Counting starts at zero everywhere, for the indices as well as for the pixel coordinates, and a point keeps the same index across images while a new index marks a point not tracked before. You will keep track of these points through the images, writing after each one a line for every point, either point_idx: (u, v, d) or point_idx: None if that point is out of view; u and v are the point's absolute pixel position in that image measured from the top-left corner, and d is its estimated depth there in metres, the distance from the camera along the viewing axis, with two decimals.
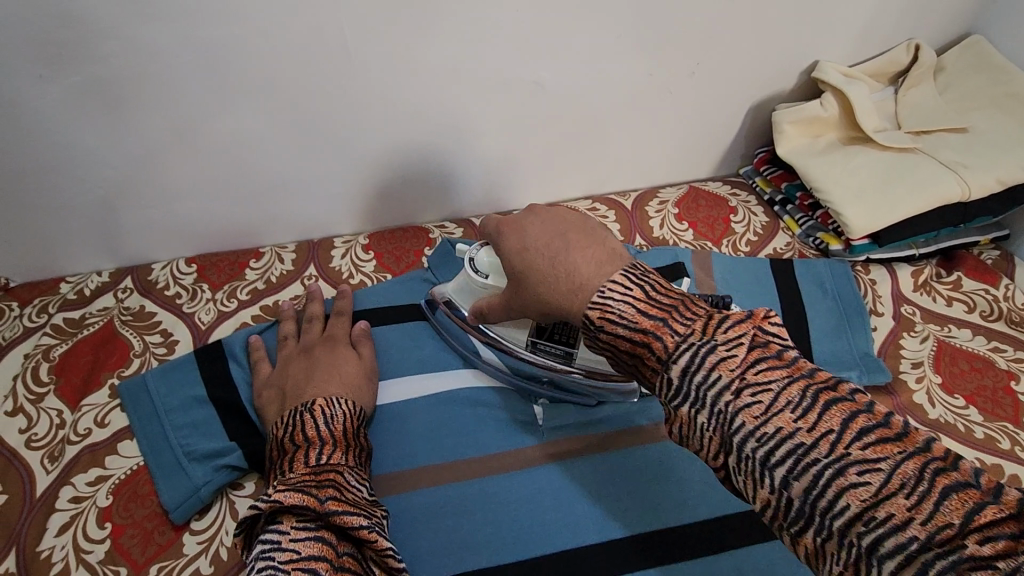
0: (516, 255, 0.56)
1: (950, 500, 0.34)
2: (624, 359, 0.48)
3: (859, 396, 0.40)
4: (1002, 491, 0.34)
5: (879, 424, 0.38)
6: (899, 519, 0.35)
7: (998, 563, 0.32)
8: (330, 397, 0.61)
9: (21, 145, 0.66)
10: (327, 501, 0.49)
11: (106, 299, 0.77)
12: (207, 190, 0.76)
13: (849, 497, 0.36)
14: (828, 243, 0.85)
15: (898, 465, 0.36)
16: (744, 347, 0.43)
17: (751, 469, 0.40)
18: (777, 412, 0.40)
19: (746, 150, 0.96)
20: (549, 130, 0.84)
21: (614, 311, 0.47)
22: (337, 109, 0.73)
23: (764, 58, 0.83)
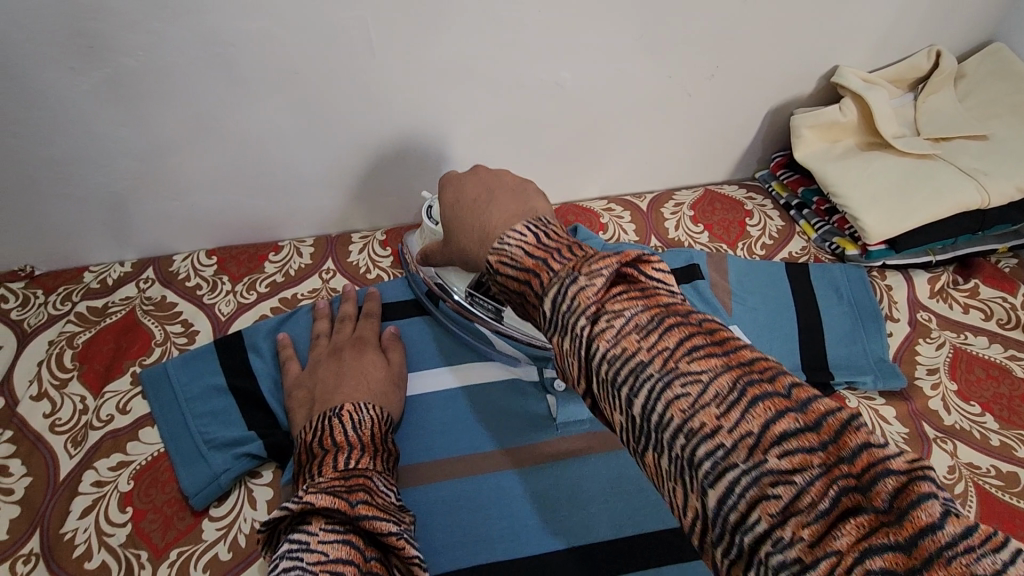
0: (450, 208, 0.58)
1: (756, 409, 0.29)
2: (517, 303, 0.44)
3: (706, 322, 0.35)
4: (810, 401, 0.29)
5: (712, 342, 0.33)
6: (710, 428, 0.30)
7: (796, 478, 0.27)
8: (357, 402, 0.61)
9: (50, 135, 0.67)
10: (357, 505, 0.47)
11: (128, 288, 0.78)
12: (229, 183, 0.77)
13: (673, 410, 0.31)
14: (844, 248, 0.85)
15: (715, 377, 0.31)
16: (604, 278, 0.36)
17: (606, 390, 0.34)
18: (625, 334, 0.34)
19: (762, 154, 0.96)
20: (567, 130, 0.84)
21: (508, 255, 0.43)
22: (359, 106, 0.74)
23: (784, 62, 0.83)
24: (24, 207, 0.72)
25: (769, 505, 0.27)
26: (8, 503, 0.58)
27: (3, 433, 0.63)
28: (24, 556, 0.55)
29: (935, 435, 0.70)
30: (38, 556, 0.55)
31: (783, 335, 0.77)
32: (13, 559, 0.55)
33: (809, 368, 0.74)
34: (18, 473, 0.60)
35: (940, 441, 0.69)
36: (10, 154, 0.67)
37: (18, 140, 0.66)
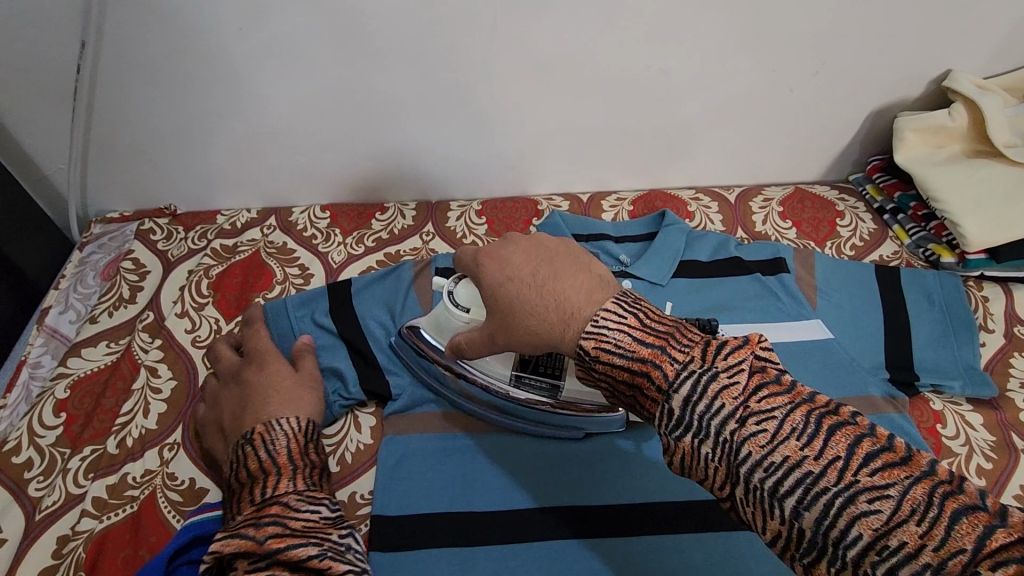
0: (498, 284, 0.53)
1: (961, 526, 0.33)
2: (627, 394, 0.46)
3: (859, 418, 0.39)
4: (1010, 513, 0.33)
5: (883, 448, 0.37)
6: (912, 547, 0.33)
7: (890, 492, 0.35)
8: (269, 421, 0.56)
9: (212, 87, 0.75)
10: (267, 540, 0.44)
11: (254, 232, 0.86)
12: (350, 144, 0.84)
13: (861, 526, 0.35)
14: (939, 254, 0.84)
15: (906, 491, 0.35)
16: (741, 372, 0.41)
17: (762, 500, 0.38)
18: (783, 440, 0.38)
19: (859, 157, 0.96)
20: (667, 116, 0.87)
21: (609, 341, 0.45)
22: (476, 80, 0.79)
23: (893, 65, 0.83)
24: (179, 151, 0.82)
25: None
26: (157, 399, 0.66)
27: (153, 341, 0.72)
28: (169, 445, 0.63)
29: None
30: (180, 445, 0.63)
31: (868, 334, 0.77)
32: (161, 446, 0.63)
33: (893, 368, 0.74)
34: (165, 375, 0.68)
35: None
36: (175, 103, 0.76)
37: (184, 90, 0.75)
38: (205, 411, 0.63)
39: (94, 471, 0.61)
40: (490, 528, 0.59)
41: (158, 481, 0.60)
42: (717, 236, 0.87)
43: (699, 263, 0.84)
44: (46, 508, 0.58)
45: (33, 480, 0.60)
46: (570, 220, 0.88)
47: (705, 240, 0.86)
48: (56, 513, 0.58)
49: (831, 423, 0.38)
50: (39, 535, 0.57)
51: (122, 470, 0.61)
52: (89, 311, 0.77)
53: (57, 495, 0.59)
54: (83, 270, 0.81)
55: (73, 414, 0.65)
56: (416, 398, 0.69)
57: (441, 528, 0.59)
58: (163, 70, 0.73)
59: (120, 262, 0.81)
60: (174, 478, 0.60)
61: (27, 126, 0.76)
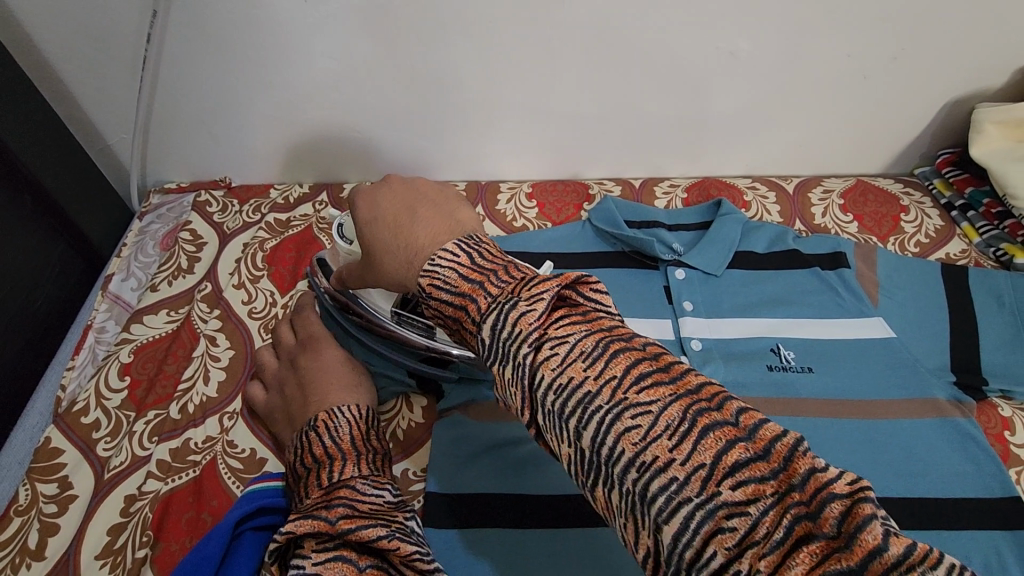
0: (364, 227, 0.51)
1: (706, 440, 0.30)
2: (452, 330, 0.41)
3: (651, 346, 0.35)
4: (757, 428, 0.30)
5: (659, 369, 0.33)
6: (662, 462, 0.30)
7: (749, 510, 0.28)
8: (331, 408, 0.57)
9: (272, 61, 0.75)
10: (339, 520, 0.43)
11: (306, 207, 0.86)
12: (402, 119, 0.84)
13: (622, 443, 0.31)
14: (1012, 255, 0.80)
15: (666, 408, 0.31)
16: (545, 303, 0.35)
17: (551, 424, 0.33)
18: (570, 361, 0.33)
19: (927, 149, 0.92)
20: (731, 100, 0.84)
21: (439, 278, 0.41)
22: (539, 58, 0.77)
23: (976, 53, 0.79)
24: (235, 122, 0.82)
25: (724, 539, 0.28)
26: (217, 368, 0.68)
27: (212, 311, 0.73)
28: (229, 413, 0.64)
29: None
30: (239, 414, 0.64)
31: (931, 334, 0.74)
32: (221, 414, 0.64)
33: (959, 371, 0.71)
34: (223, 344, 0.70)
35: None
36: (238, 77, 0.77)
37: (246, 61, 0.75)
38: (265, 396, 0.63)
39: (158, 435, 0.62)
40: (540, 511, 0.58)
41: (218, 448, 0.61)
42: (775, 227, 0.84)
43: (756, 254, 0.81)
44: (114, 468, 0.60)
45: (101, 440, 0.62)
46: (622, 205, 0.86)
47: (763, 231, 0.84)
48: (123, 473, 0.60)
49: (707, 424, 0.30)
50: (108, 493, 0.58)
51: (184, 435, 0.62)
52: (149, 279, 0.78)
53: (124, 456, 0.61)
54: (142, 239, 0.83)
55: (137, 379, 0.67)
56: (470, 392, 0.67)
57: (494, 508, 0.58)
58: (228, 42, 0.73)
59: (178, 233, 0.82)
60: (234, 446, 0.62)
61: (94, 95, 0.78)
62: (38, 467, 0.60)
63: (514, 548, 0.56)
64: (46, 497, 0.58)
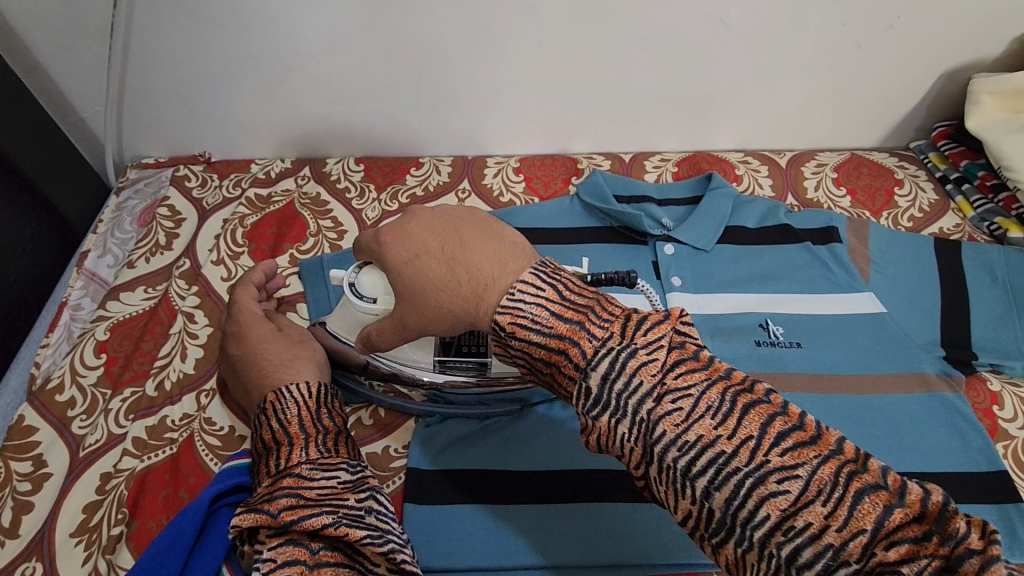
0: (404, 265, 0.50)
1: (862, 505, 0.33)
2: (543, 371, 0.44)
3: (773, 395, 0.38)
4: (906, 491, 0.34)
5: (796, 427, 0.36)
6: (816, 528, 0.34)
7: (903, 568, 0.32)
8: (279, 389, 0.55)
9: (247, 30, 0.73)
10: (280, 513, 0.43)
11: (288, 183, 0.84)
12: (386, 93, 0.81)
13: (768, 507, 0.35)
14: (1008, 229, 0.79)
15: (814, 472, 0.35)
16: (660, 352, 0.39)
17: (676, 480, 0.38)
18: (697, 419, 0.37)
19: (923, 122, 0.90)
20: (723, 71, 0.82)
21: (525, 316, 0.43)
22: (525, 28, 0.75)
23: (974, 20, 0.76)
24: (212, 94, 0.80)
25: None
26: (194, 345, 0.66)
27: (190, 288, 0.71)
28: (206, 390, 0.63)
29: None
30: (216, 391, 0.63)
31: (922, 311, 0.73)
32: (198, 391, 0.63)
33: (948, 345, 0.70)
34: (201, 322, 0.68)
35: None
36: (213, 47, 0.74)
37: (220, 30, 0.73)
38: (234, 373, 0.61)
39: (135, 412, 0.61)
40: (523, 486, 0.58)
41: (196, 425, 0.60)
42: (766, 201, 0.83)
43: (746, 229, 0.80)
44: (90, 445, 0.59)
45: (77, 418, 0.61)
46: (611, 179, 0.84)
47: (754, 205, 0.82)
48: (98, 451, 0.59)
49: (858, 487, 0.34)
50: (83, 471, 0.57)
51: (161, 412, 0.61)
52: (127, 256, 0.77)
53: (100, 435, 0.60)
54: (119, 215, 0.81)
55: (113, 356, 0.66)
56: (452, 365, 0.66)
57: (479, 484, 0.58)
58: (201, 9, 0.70)
59: (156, 209, 0.80)
60: (212, 423, 0.60)
61: (63, 64, 0.75)
62: (12, 445, 0.59)
63: (497, 524, 0.56)
64: (20, 475, 0.57)
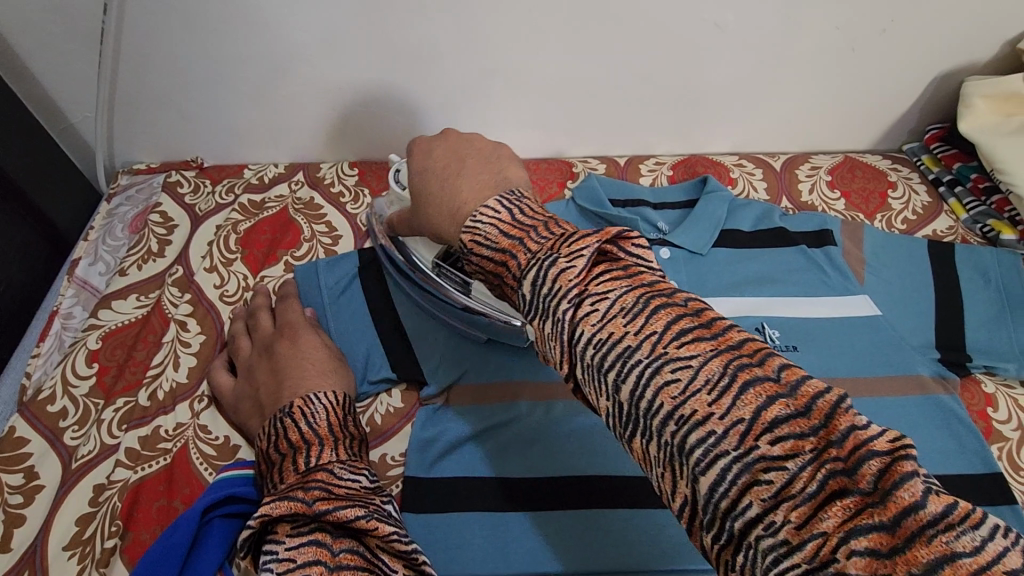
0: (417, 174, 0.51)
1: (746, 396, 0.29)
2: (494, 284, 0.42)
3: (692, 301, 0.34)
4: (801, 385, 0.29)
5: (700, 325, 0.32)
6: (701, 416, 0.30)
7: (788, 464, 0.28)
8: (308, 395, 0.54)
9: (238, 35, 0.72)
10: (315, 501, 0.41)
11: (281, 188, 0.84)
12: (379, 96, 0.81)
13: (661, 396, 0.31)
14: (999, 231, 0.80)
15: (706, 362, 0.31)
16: (585, 259, 0.35)
17: (592, 376, 0.34)
18: (611, 317, 0.33)
19: (916, 125, 0.90)
20: (717, 74, 0.82)
21: (480, 235, 0.41)
22: (519, 32, 0.75)
23: (966, 25, 0.77)
24: (203, 98, 0.79)
25: (761, 489, 0.28)
26: (187, 353, 0.66)
27: (183, 296, 0.71)
28: (199, 399, 0.62)
29: None
30: (210, 399, 0.62)
31: (917, 314, 0.73)
32: (191, 400, 0.62)
33: (943, 348, 0.70)
34: (194, 330, 0.68)
35: None
36: (204, 52, 0.74)
37: (212, 35, 0.72)
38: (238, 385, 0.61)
39: (127, 422, 0.61)
40: (522, 494, 0.58)
41: (190, 434, 0.60)
42: (761, 204, 0.83)
43: (742, 233, 0.80)
44: (82, 457, 0.58)
45: (69, 429, 0.61)
46: (606, 183, 0.84)
47: (749, 209, 0.82)
48: (91, 463, 0.58)
49: (748, 379, 0.30)
50: (75, 484, 0.57)
51: (154, 423, 0.60)
52: (118, 263, 0.76)
53: (92, 445, 0.59)
54: (111, 222, 0.80)
55: (105, 365, 0.65)
56: (453, 371, 0.65)
57: (478, 492, 0.58)
58: (190, 14, 0.70)
59: (147, 215, 0.80)
60: (207, 432, 0.60)
61: (51, 71, 0.74)
62: (3, 457, 0.58)
63: (495, 532, 0.56)
64: (12, 488, 0.57)
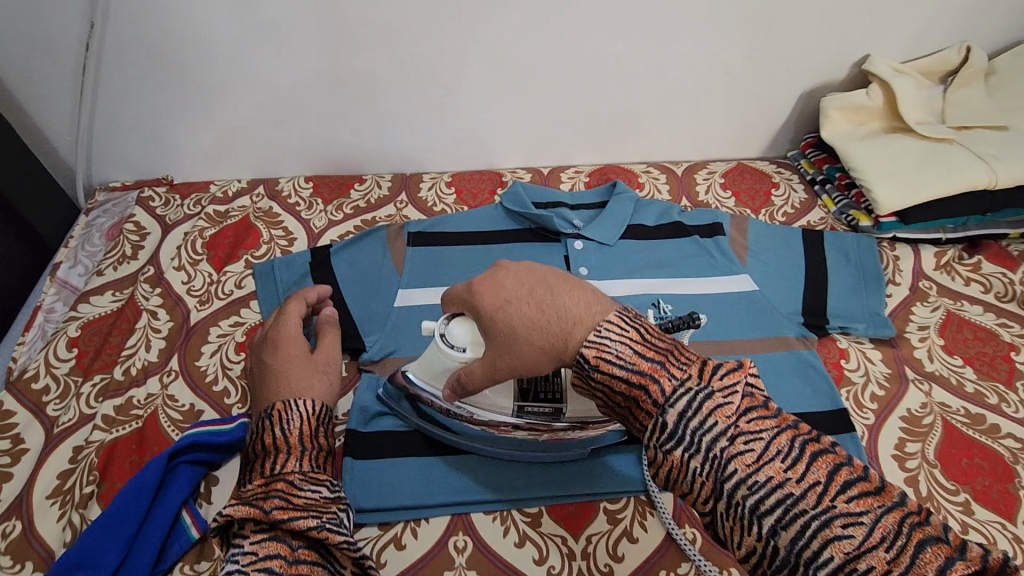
0: (498, 316, 0.52)
1: (924, 553, 0.37)
2: (621, 402, 0.49)
3: (839, 450, 0.43)
4: (969, 547, 0.38)
5: (860, 478, 0.41)
6: (880, 570, 0.37)
7: None
8: (288, 401, 0.63)
9: (206, 69, 0.84)
10: (272, 510, 0.51)
11: (244, 200, 0.95)
12: (331, 119, 0.93)
13: (833, 549, 0.38)
14: (858, 219, 0.94)
15: (878, 519, 0.39)
16: (737, 397, 0.45)
17: (743, 516, 0.42)
18: (768, 461, 0.42)
19: (795, 134, 1.06)
20: (621, 96, 0.97)
21: (610, 351, 0.48)
22: (450, 65, 0.88)
23: (820, 50, 0.93)
24: (174, 123, 0.91)
25: None
26: (157, 337, 0.75)
27: (154, 290, 0.81)
28: (167, 373, 0.72)
29: (913, 376, 0.78)
30: (177, 373, 0.72)
31: (789, 288, 0.86)
32: (160, 374, 0.72)
33: (807, 314, 0.83)
34: (164, 318, 0.78)
35: (918, 382, 0.77)
36: (176, 84, 0.86)
37: (182, 68, 0.84)
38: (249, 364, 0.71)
39: (104, 394, 0.70)
40: (447, 439, 0.68)
41: (159, 402, 0.69)
42: (662, 203, 0.96)
43: (644, 227, 0.93)
44: (63, 423, 0.67)
45: (51, 402, 0.69)
46: (529, 189, 0.97)
47: (651, 207, 0.96)
48: (71, 428, 0.67)
49: (919, 536, 0.38)
50: (57, 445, 0.66)
51: (128, 393, 0.70)
52: (96, 265, 0.85)
53: (72, 414, 0.68)
54: (89, 232, 0.90)
55: (84, 350, 0.74)
56: (389, 345, 0.76)
57: (410, 440, 0.68)
58: (164, 52, 0.82)
59: (123, 225, 0.90)
60: (175, 399, 0.70)
61: (37, 102, 0.86)
62: None
63: (425, 470, 0.66)
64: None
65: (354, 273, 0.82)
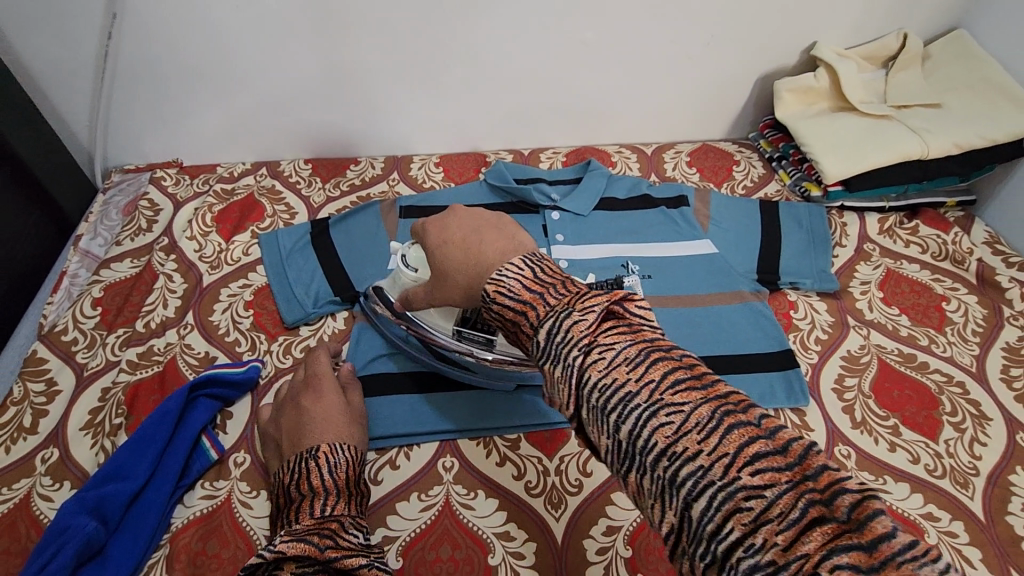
0: (437, 249, 0.59)
1: (731, 435, 0.38)
2: (510, 330, 0.50)
3: (685, 358, 0.43)
4: (776, 431, 0.38)
5: (692, 376, 0.41)
6: (692, 452, 0.38)
7: (765, 493, 0.35)
8: (333, 443, 0.63)
9: (214, 60, 0.93)
10: (326, 548, 0.50)
11: (248, 179, 1.03)
12: (328, 105, 1.02)
13: (658, 435, 0.40)
14: (809, 189, 1.03)
15: (696, 408, 0.40)
16: (596, 315, 0.44)
17: (596, 416, 0.42)
18: (616, 366, 0.42)
19: (754, 116, 1.16)
20: (593, 83, 1.06)
21: (505, 286, 0.50)
22: (435, 55, 0.97)
23: (771, 39, 1.03)
24: (184, 110, 0.99)
25: (742, 515, 0.35)
26: (173, 296, 0.83)
27: (168, 257, 0.89)
28: (183, 326, 0.80)
29: (854, 323, 0.87)
30: (193, 326, 0.80)
31: (745, 250, 0.95)
32: (177, 327, 0.80)
33: (761, 271, 0.92)
34: (178, 280, 0.86)
35: (858, 328, 0.87)
36: (186, 74, 0.94)
37: (192, 60, 0.92)
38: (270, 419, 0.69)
39: (127, 344, 0.78)
40: (437, 377, 0.76)
41: (177, 349, 0.77)
42: (632, 178, 1.05)
43: (616, 200, 1.02)
44: (92, 368, 0.75)
45: (80, 351, 0.77)
46: (511, 167, 1.05)
47: (622, 181, 1.05)
48: (99, 372, 0.75)
49: (731, 421, 0.38)
50: (87, 386, 0.73)
51: (149, 343, 0.78)
52: (114, 237, 0.94)
53: (100, 360, 0.76)
54: (106, 209, 0.98)
55: (107, 308, 0.82)
56: None
57: (405, 378, 0.76)
58: (175, 45, 0.91)
59: (138, 202, 0.98)
60: (191, 348, 0.78)
61: (59, 91, 0.94)
62: (28, 371, 0.75)
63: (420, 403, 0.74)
64: (36, 392, 0.73)
65: (351, 238, 0.89)
